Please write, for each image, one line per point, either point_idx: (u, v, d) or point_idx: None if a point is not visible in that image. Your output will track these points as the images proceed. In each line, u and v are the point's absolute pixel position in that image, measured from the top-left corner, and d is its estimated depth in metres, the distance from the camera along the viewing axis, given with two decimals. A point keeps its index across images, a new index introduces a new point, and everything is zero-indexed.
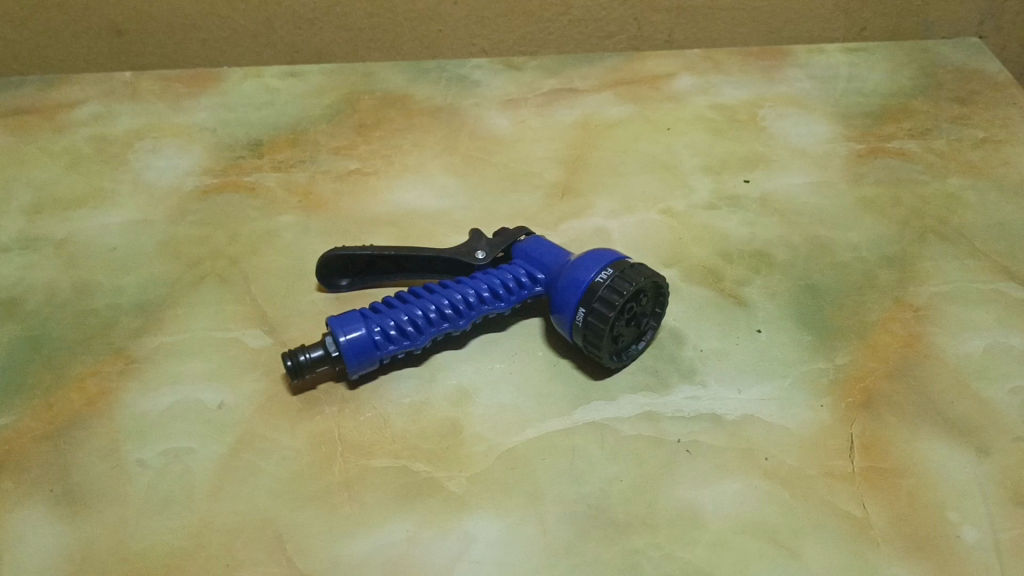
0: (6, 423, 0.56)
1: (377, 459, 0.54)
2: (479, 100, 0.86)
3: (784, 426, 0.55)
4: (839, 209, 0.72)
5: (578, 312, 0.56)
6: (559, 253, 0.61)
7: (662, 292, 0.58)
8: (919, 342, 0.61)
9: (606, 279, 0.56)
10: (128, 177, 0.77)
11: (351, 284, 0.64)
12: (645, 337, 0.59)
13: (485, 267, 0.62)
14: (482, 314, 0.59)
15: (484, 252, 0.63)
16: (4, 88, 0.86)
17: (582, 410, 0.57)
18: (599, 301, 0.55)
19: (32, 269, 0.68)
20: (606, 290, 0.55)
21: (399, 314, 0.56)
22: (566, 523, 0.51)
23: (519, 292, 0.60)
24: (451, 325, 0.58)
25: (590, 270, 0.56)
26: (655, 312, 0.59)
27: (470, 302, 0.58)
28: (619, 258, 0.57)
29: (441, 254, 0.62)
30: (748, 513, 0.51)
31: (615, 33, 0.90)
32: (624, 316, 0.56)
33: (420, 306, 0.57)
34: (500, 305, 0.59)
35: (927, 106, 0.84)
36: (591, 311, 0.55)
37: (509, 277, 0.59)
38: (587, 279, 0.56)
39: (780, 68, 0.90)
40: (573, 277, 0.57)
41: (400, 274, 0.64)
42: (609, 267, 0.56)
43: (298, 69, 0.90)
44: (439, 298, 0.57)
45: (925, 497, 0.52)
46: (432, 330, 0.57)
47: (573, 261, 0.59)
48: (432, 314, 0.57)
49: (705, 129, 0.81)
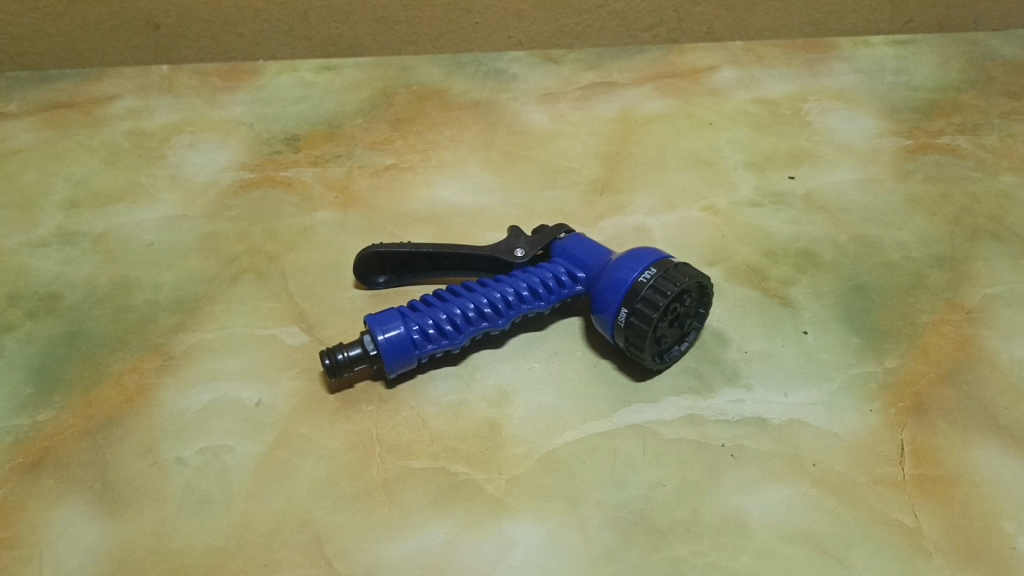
0: (46, 420, 0.56)
1: (416, 460, 0.53)
2: (517, 94, 0.85)
3: (832, 431, 0.54)
4: (887, 207, 0.70)
5: (620, 312, 0.55)
6: (600, 251, 0.59)
7: (706, 293, 0.56)
8: (972, 345, 0.59)
9: (649, 278, 0.54)
10: (166, 172, 0.76)
11: (389, 281, 0.64)
12: (688, 338, 0.58)
13: (524, 265, 0.61)
14: (522, 313, 0.58)
15: (523, 250, 0.62)
16: (44, 82, 0.86)
17: (623, 412, 0.56)
18: (642, 301, 0.54)
19: (72, 264, 0.68)
20: (649, 291, 0.54)
21: (438, 313, 0.55)
22: (609, 529, 0.50)
23: (559, 291, 0.59)
24: (490, 325, 0.57)
25: (633, 270, 0.55)
26: (699, 312, 0.58)
27: (509, 301, 0.57)
28: (663, 258, 0.56)
29: (479, 251, 0.61)
30: (795, 521, 0.49)
31: (655, 25, 0.89)
32: (668, 317, 0.55)
33: (459, 305, 0.56)
34: (540, 304, 0.58)
35: (978, 100, 0.82)
36: (634, 312, 0.54)
37: (549, 276, 0.58)
38: (629, 279, 0.55)
39: (825, 61, 0.88)
40: (616, 276, 0.56)
41: (438, 271, 0.63)
42: (653, 266, 0.55)
43: (334, 63, 0.90)
44: (478, 297, 0.56)
45: (980, 507, 0.50)
46: (471, 329, 0.56)
47: (615, 260, 0.57)
48: (471, 313, 0.56)
49: (748, 124, 0.80)
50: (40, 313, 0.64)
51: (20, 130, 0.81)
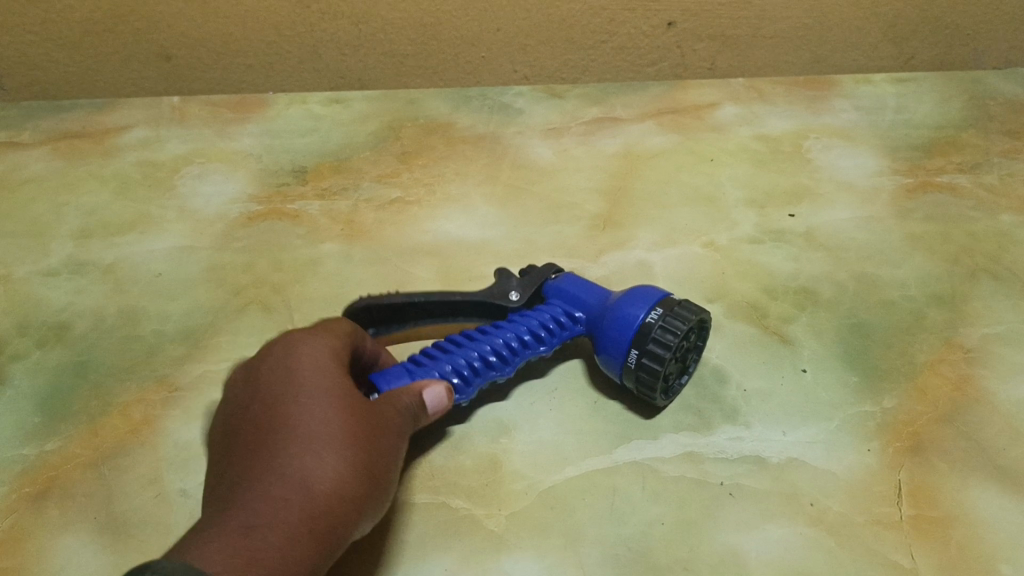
0: (52, 449, 0.57)
1: (416, 494, 0.54)
2: (522, 129, 0.86)
3: (830, 471, 0.54)
4: (887, 246, 0.71)
5: (630, 353, 0.55)
6: (596, 291, 0.60)
7: (705, 327, 0.57)
8: (970, 385, 0.60)
9: (656, 319, 0.55)
10: (175, 203, 0.77)
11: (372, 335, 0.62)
12: (688, 372, 0.59)
13: (520, 308, 0.61)
14: (527, 359, 0.58)
15: (517, 293, 0.62)
16: (57, 112, 0.88)
17: (623, 449, 0.56)
18: (653, 342, 0.54)
19: (81, 294, 0.69)
20: (659, 331, 0.54)
21: (445, 365, 0.54)
22: (606, 566, 0.50)
23: (561, 333, 0.59)
24: (497, 373, 0.56)
25: (637, 308, 0.56)
26: (700, 346, 0.58)
27: (513, 348, 0.57)
28: (664, 295, 0.57)
29: (473, 296, 0.61)
30: (793, 561, 0.50)
31: (658, 61, 0.90)
32: (675, 356, 0.56)
33: (463, 356, 0.55)
34: (544, 348, 0.58)
35: (979, 139, 0.83)
36: (645, 352, 0.55)
37: (549, 318, 0.59)
38: (636, 318, 0.55)
39: (826, 98, 0.89)
40: (620, 316, 0.56)
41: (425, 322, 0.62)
42: (657, 305, 0.56)
43: (342, 96, 0.91)
44: (481, 346, 0.56)
45: (975, 548, 0.50)
46: (479, 379, 0.55)
47: (616, 300, 0.58)
48: (478, 363, 0.55)
49: (750, 160, 0.81)
50: (50, 342, 0.65)
51: (34, 159, 0.82)
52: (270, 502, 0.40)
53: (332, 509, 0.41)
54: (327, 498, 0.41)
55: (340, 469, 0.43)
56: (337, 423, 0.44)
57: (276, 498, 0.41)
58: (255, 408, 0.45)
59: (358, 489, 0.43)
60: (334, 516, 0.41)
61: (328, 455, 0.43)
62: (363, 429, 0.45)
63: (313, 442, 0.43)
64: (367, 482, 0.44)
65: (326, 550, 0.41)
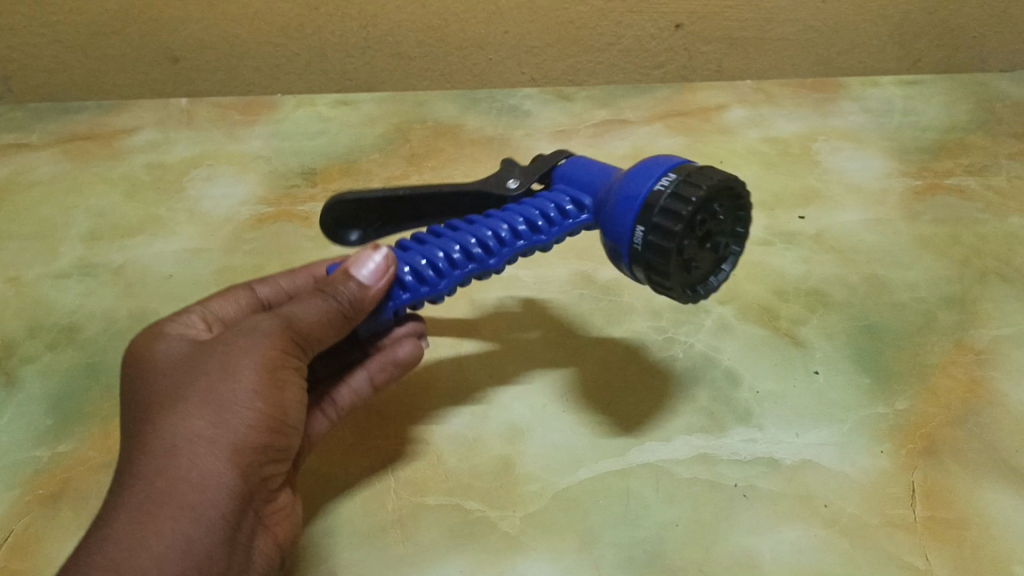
0: (65, 452, 0.57)
1: (430, 496, 0.54)
2: (530, 131, 0.86)
3: (843, 472, 0.54)
4: (897, 248, 0.71)
5: (636, 231, 0.46)
6: (606, 172, 0.52)
7: (740, 204, 0.47)
8: (981, 387, 0.60)
9: (667, 186, 0.45)
10: (184, 205, 0.77)
11: (363, 238, 0.62)
12: (724, 268, 0.49)
13: (519, 197, 0.55)
14: (523, 251, 0.51)
15: (517, 181, 0.56)
16: (64, 114, 0.88)
17: (636, 450, 0.56)
18: (659, 216, 0.45)
19: (92, 296, 0.69)
20: (669, 199, 0.44)
21: (414, 258, 0.49)
22: (622, 569, 0.50)
23: (562, 223, 0.51)
24: (481, 265, 0.49)
25: (645, 183, 0.47)
26: (737, 233, 0.48)
27: (502, 238, 0.49)
28: (682, 162, 0.47)
29: (463, 190, 0.57)
30: (808, 563, 0.50)
31: (665, 64, 0.90)
32: (697, 235, 0.45)
33: (440, 248, 0.49)
34: (542, 239, 0.51)
35: (986, 141, 0.83)
36: (653, 228, 0.45)
37: (547, 208, 0.51)
38: (644, 192, 0.46)
39: (834, 100, 0.89)
40: (626, 192, 0.47)
41: (423, 220, 0.60)
42: (669, 173, 0.46)
43: (350, 97, 0.91)
44: (462, 236, 0.49)
45: (990, 550, 0.50)
46: (459, 271, 0.49)
47: (624, 175, 0.49)
48: (456, 255, 0.49)
49: (758, 162, 0.81)
50: (60, 344, 0.65)
51: (42, 161, 0.82)
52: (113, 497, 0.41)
53: (162, 481, 0.40)
54: (151, 475, 0.40)
55: (162, 440, 0.41)
56: (162, 398, 0.43)
57: (112, 497, 0.41)
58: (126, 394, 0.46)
59: (192, 446, 0.41)
60: (163, 486, 0.40)
61: (151, 432, 0.42)
62: (193, 385, 0.43)
63: (142, 425, 0.42)
64: (201, 433, 0.41)
65: (193, 489, 0.40)
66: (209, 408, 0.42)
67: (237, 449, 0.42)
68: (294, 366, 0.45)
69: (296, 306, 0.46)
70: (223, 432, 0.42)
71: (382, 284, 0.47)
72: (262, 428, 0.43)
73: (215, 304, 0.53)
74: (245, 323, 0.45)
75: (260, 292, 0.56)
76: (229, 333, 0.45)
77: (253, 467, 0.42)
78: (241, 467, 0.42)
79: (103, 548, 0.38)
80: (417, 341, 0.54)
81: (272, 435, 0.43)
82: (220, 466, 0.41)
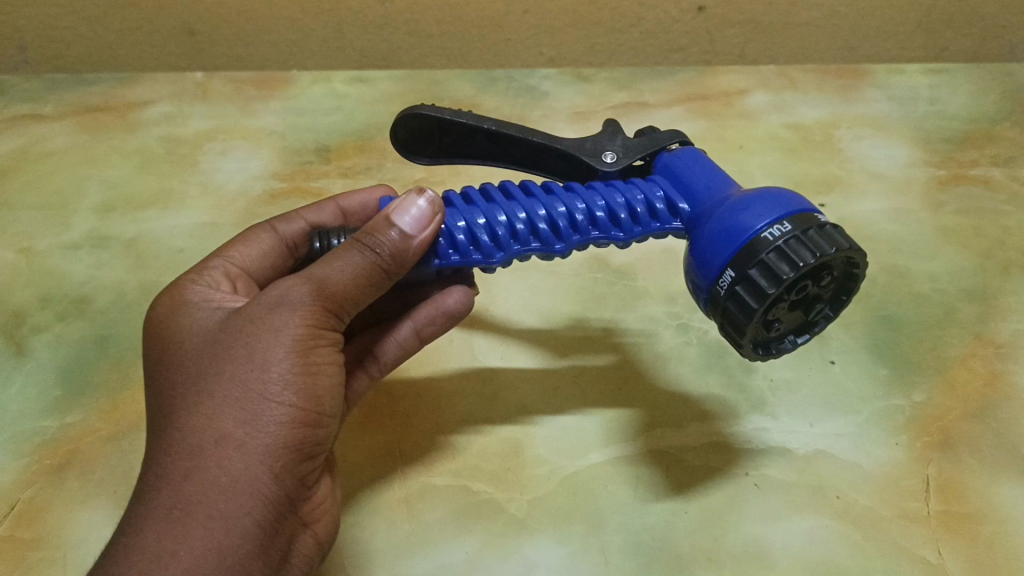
0: (74, 422, 0.57)
1: (437, 476, 0.53)
2: (548, 112, 0.85)
3: (857, 463, 0.54)
4: (918, 238, 0.70)
5: (724, 275, 0.44)
6: (720, 183, 0.48)
7: (853, 273, 0.44)
8: (1000, 380, 0.59)
9: (777, 236, 0.43)
10: (197, 179, 0.77)
11: (432, 160, 0.59)
12: (810, 331, 0.47)
13: (611, 172, 0.53)
14: (593, 240, 0.48)
15: (613, 155, 0.54)
16: (79, 85, 0.88)
17: (648, 435, 0.55)
18: (759, 267, 0.42)
19: (103, 268, 0.68)
20: (774, 255, 0.42)
21: (475, 216, 0.47)
22: (629, 555, 0.49)
23: (647, 223, 0.48)
24: (543, 246, 0.47)
25: (758, 219, 0.44)
26: (839, 298, 0.46)
27: (574, 221, 0.47)
28: (808, 211, 0.44)
29: (557, 146, 0.55)
30: (818, 554, 0.49)
31: (687, 46, 0.89)
32: (792, 295, 0.43)
33: (506, 212, 0.47)
34: (618, 235, 0.48)
35: (1013, 131, 0.81)
36: (743, 279, 0.43)
37: (637, 199, 0.48)
38: (751, 229, 0.43)
39: (858, 87, 0.88)
40: (731, 222, 0.45)
41: (498, 159, 0.57)
42: (786, 220, 0.43)
43: (367, 74, 0.90)
44: (533, 206, 0.47)
45: (1005, 546, 0.49)
46: (516, 246, 0.47)
47: (736, 198, 0.46)
48: (518, 226, 0.47)
49: (779, 148, 0.79)
50: (71, 315, 0.64)
51: (56, 132, 0.82)
52: (139, 497, 0.39)
53: (190, 484, 0.38)
54: (179, 478, 0.39)
55: (189, 439, 0.39)
56: (186, 391, 0.41)
57: (138, 497, 0.39)
58: (151, 377, 0.44)
59: (219, 446, 0.39)
60: (192, 490, 0.38)
61: (177, 431, 0.40)
62: (218, 376, 0.41)
63: (168, 423, 0.40)
64: (230, 432, 0.39)
65: (222, 491, 0.38)
66: (237, 403, 0.40)
67: (271, 446, 0.40)
68: (328, 339, 0.43)
69: (327, 267, 0.43)
70: (254, 428, 0.40)
71: (428, 233, 0.44)
72: (295, 421, 0.41)
73: (236, 252, 0.53)
74: (271, 295, 0.43)
75: (284, 231, 0.56)
76: (253, 308, 0.43)
77: (288, 462, 0.41)
78: (275, 466, 0.40)
79: (129, 558, 0.37)
80: (464, 291, 0.53)
81: (308, 424, 0.42)
82: (254, 465, 0.39)
